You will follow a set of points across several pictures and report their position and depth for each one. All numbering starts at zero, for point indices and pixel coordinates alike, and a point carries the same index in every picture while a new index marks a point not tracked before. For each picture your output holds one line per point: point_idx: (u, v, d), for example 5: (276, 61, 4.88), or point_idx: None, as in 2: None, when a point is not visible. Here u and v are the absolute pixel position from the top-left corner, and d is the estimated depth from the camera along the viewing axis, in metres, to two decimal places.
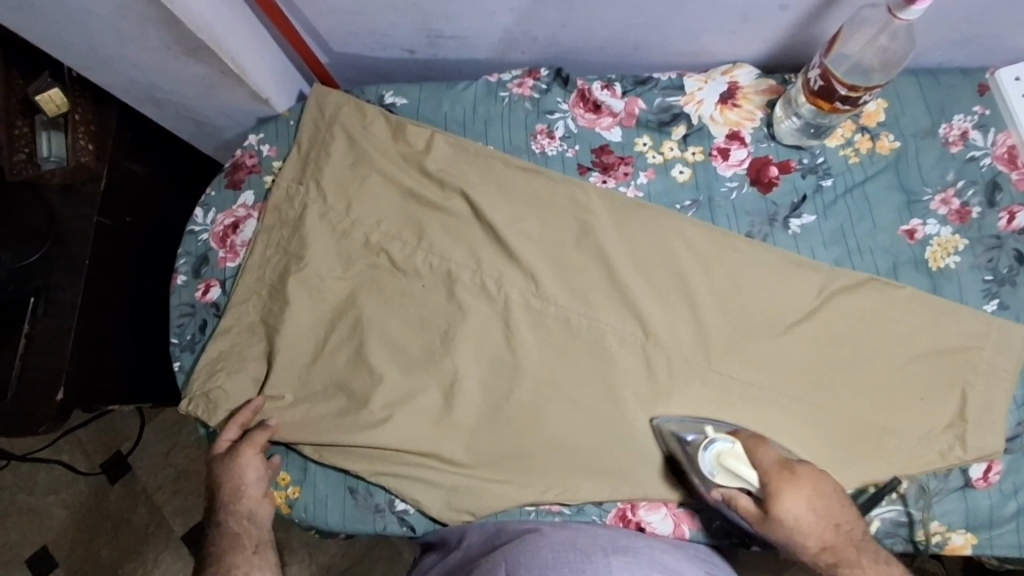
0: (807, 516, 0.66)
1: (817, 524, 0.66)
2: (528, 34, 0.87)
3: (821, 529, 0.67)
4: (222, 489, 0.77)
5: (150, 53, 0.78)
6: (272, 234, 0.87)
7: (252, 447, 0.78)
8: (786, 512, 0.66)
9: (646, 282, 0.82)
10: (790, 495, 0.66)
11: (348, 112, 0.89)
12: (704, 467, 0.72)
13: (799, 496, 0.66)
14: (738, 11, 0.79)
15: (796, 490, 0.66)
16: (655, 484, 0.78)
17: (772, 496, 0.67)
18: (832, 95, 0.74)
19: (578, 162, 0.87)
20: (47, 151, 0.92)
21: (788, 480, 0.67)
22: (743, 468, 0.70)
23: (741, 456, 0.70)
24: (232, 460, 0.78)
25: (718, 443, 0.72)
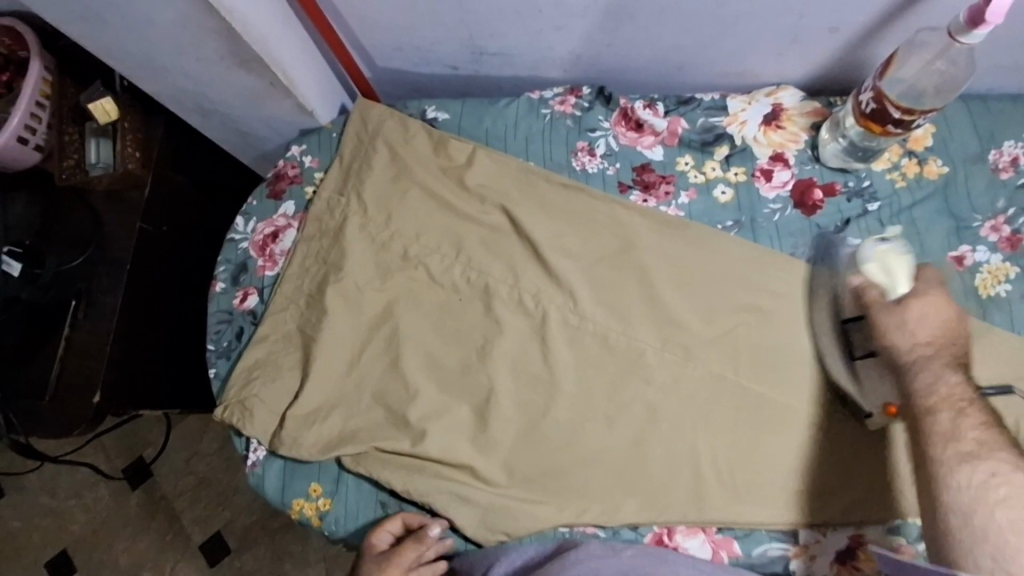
0: (932, 320, 0.70)
1: (931, 325, 0.70)
2: (573, 52, 0.87)
3: (934, 331, 0.70)
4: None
5: (204, 64, 0.80)
6: (312, 244, 0.88)
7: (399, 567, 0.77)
8: (915, 303, 0.71)
9: (687, 300, 0.81)
10: (937, 304, 0.71)
11: (391, 126, 0.90)
12: (861, 250, 0.76)
13: (932, 303, 0.71)
14: (786, 33, 0.79)
15: (934, 292, 0.72)
16: (694, 510, 0.76)
17: (912, 292, 0.72)
18: (886, 118, 0.74)
19: (619, 179, 0.86)
20: (97, 158, 0.95)
21: (930, 287, 0.73)
22: (901, 273, 0.74)
23: (900, 256, 0.74)
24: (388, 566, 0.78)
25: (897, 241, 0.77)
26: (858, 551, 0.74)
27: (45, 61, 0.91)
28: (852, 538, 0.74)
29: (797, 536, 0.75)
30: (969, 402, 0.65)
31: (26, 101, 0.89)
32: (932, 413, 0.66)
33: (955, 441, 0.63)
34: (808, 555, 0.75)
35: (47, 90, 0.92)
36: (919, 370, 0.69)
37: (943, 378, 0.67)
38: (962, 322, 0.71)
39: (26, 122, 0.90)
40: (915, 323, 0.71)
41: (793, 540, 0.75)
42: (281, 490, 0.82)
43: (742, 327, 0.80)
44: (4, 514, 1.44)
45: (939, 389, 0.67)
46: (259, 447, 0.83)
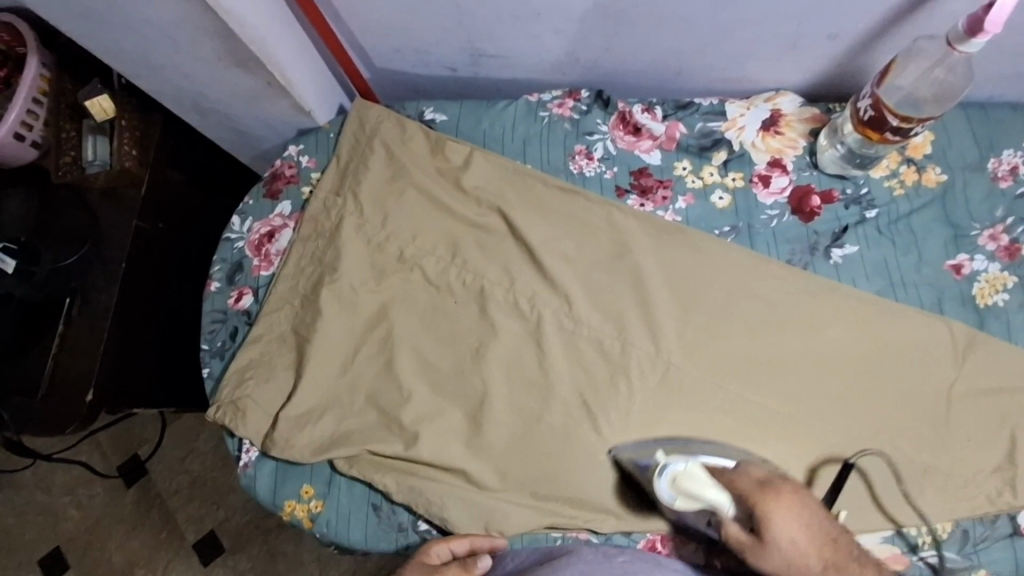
0: (813, 524, 0.64)
1: (809, 542, 0.63)
2: (571, 56, 0.87)
3: (815, 547, 0.63)
4: None
5: (201, 63, 0.79)
6: (307, 244, 0.88)
7: None
8: (774, 535, 0.63)
9: (682, 307, 0.81)
10: (784, 514, 0.64)
11: (388, 127, 0.89)
12: (663, 496, 0.70)
13: (785, 518, 0.64)
14: (786, 38, 0.79)
15: (784, 510, 0.64)
16: (686, 516, 0.76)
17: (762, 522, 0.64)
18: (883, 126, 0.73)
19: (616, 183, 0.86)
20: (93, 155, 0.94)
21: (773, 500, 0.65)
22: (708, 489, 0.67)
23: (698, 477, 0.68)
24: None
25: (672, 467, 0.70)
26: None
27: (43, 57, 0.91)
28: None
29: None
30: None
31: (22, 97, 0.88)
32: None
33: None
34: None
35: (44, 87, 0.91)
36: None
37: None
38: (807, 498, 0.66)
39: (22, 119, 0.89)
40: (796, 556, 0.63)
41: None
42: (272, 491, 0.82)
43: (737, 334, 0.80)
44: None
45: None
46: (252, 447, 0.83)
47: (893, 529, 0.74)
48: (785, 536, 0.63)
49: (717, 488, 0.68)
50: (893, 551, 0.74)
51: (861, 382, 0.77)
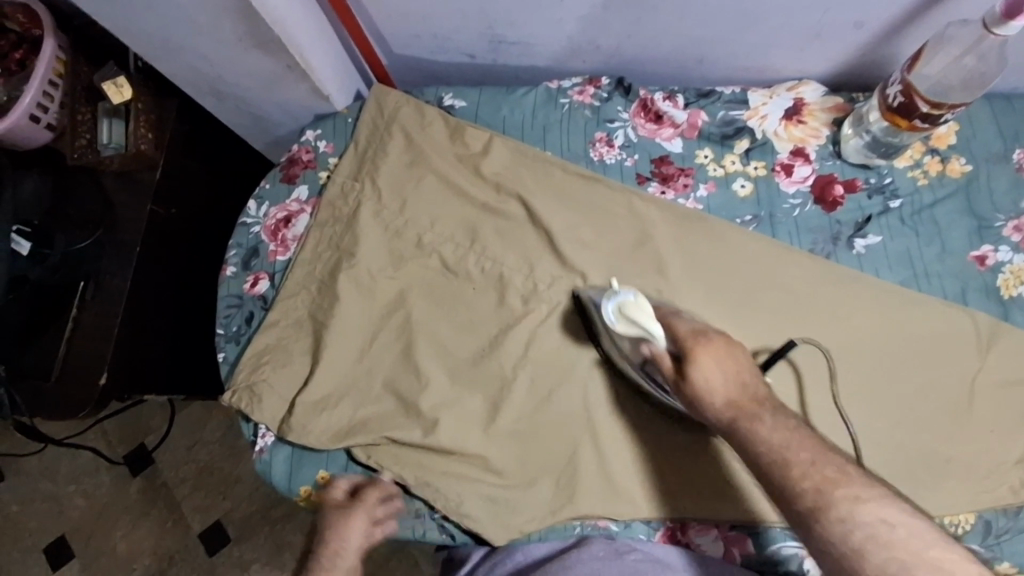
0: (734, 367, 0.62)
1: (725, 383, 0.61)
2: (593, 42, 0.86)
3: (738, 384, 0.61)
4: (328, 544, 0.78)
5: (221, 45, 0.79)
6: (324, 229, 0.87)
7: (365, 514, 0.77)
8: (695, 371, 0.62)
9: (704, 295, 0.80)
10: (706, 353, 0.62)
11: (407, 113, 0.89)
12: (608, 317, 0.71)
13: (710, 358, 0.62)
14: (811, 27, 0.78)
15: (708, 352, 0.62)
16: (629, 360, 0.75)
17: (687, 358, 0.63)
18: (913, 113, 0.73)
19: (637, 171, 0.85)
20: (108, 138, 0.93)
21: (703, 343, 0.63)
22: (650, 321, 0.67)
23: (645, 308, 0.69)
24: (342, 520, 0.77)
25: (622, 296, 0.71)
26: None
27: (58, 39, 0.89)
28: None
29: None
30: (790, 446, 0.55)
31: (37, 79, 0.86)
32: (785, 466, 0.54)
33: (793, 501, 0.52)
34: None
35: (61, 69, 0.90)
36: (738, 434, 0.58)
37: (761, 433, 0.57)
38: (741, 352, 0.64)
39: (38, 102, 0.87)
40: (707, 391, 0.61)
41: None
42: (287, 478, 0.81)
43: (759, 324, 0.79)
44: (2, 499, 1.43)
45: (760, 445, 0.56)
46: (267, 432, 0.83)
47: None
48: (719, 367, 0.62)
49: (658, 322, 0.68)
50: None
51: (884, 373, 0.77)
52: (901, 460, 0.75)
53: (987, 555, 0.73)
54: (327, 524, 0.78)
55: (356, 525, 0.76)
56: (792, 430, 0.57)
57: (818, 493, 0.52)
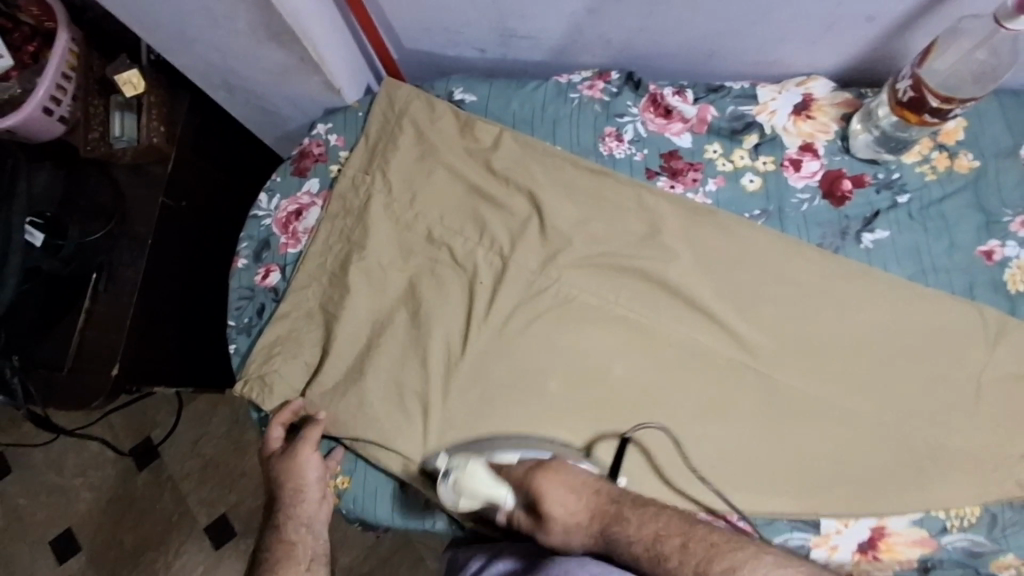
0: (577, 486, 0.73)
1: (574, 506, 0.73)
2: (603, 38, 0.87)
3: (584, 509, 0.73)
4: (284, 488, 0.79)
5: (235, 38, 0.79)
6: (336, 222, 0.87)
7: (309, 449, 0.78)
8: (550, 507, 0.73)
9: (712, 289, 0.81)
10: (542, 481, 0.73)
11: (418, 106, 0.89)
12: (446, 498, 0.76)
13: (556, 493, 0.73)
14: (822, 21, 0.79)
15: (550, 484, 0.73)
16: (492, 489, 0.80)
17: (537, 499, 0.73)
18: (923, 107, 0.74)
19: (646, 165, 0.86)
20: (120, 131, 0.94)
21: (545, 476, 0.74)
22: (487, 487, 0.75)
23: (475, 475, 0.75)
24: (290, 460, 0.78)
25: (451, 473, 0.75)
26: (880, 542, 0.75)
27: (72, 32, 0.90)
28: (874, 530, 0.75)
29: (819, 526, 0.75)
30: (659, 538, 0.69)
31: (51, 73, 0.88)
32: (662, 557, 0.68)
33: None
34: (830, 544, 0.75)
35: (73, 62, 0.91)
36: (616, 542, 0.71)
37: (631, 533, 0.70)
38: (573, 469, 0.75)
39: (51, 94, 0.89)
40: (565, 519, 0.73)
41: (815, 530, 0.75)
42: None
43: (766, 317, 0.80)
44: (9, 491, 1.44)
45: (635, 546, 0.69)
46: None
47: (923, 513, 0.74)
48: (557, 501, 0.73)
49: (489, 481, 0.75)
50: (921, 534, 0.74)
51: (893, 365, 0.77)
52: (909, 453, 0.75)
53: (993, 547, 0.74)
54: (278, 471, 0.79)
55: (306, 459, 0.78)
56: (655, 519, 0.70)
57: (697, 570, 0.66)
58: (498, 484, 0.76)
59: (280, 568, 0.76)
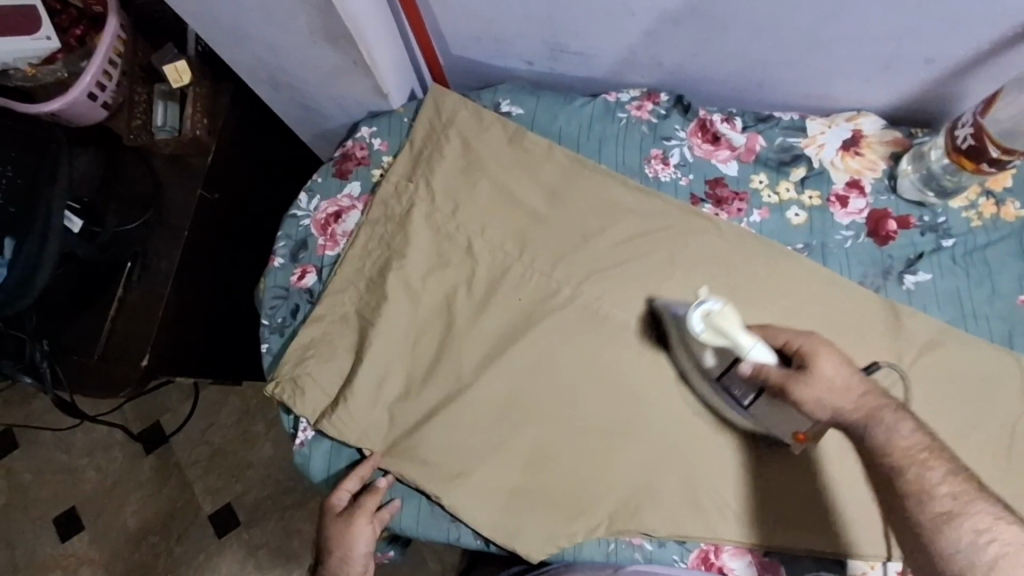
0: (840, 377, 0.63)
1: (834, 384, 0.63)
2: (656, 59, 0.87)
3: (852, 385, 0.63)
4: (334, 551, 0.79)
5: (291, 40, 0.79)
6: (376, 227, 0.87)
7: (366, 516, 0.78)
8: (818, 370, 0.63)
9: (676, 371, 0.80)
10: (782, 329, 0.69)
11: (465, 117, 0.89)
12: (693, 325, 0.69)
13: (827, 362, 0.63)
14: (880, 59, 0.78)
15: (829, 351, 0.64)
16: (726, 379, 0.72)
17: (806, 356, 0.64)
18: (982, 157, 0.74)
19: (691, 191, 0.86)
20: (162, 121, 0.93)
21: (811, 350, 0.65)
22: (739, 333, 0.66)
23: (731, 317, 0.67)
24: (344, 526, 0.78)
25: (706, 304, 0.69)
26: None
27: (120, 18, 0.89)
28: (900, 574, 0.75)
29: (845, 566, 0.75)
30: (926, 460, 0.59)
31: (99, 59, 0.87)
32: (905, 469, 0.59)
33: (929, 501, 0.57)
34: None
35: (120, 48, 0.90)
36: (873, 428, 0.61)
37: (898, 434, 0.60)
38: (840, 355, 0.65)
39: (97, 80, 0.88)
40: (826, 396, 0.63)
41: (842, 570, 0.75)
42: (326, 472, 0.83)
43: None
44: (15, 467, 1.44)
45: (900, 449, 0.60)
46: (308, 426, 0.83)
47: None
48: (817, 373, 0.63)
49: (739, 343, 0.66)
50: None
51: (932, 408, 0.77)
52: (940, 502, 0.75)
53: None
54: (334, 534, 0.79)
55: (359, 527, 0.78)
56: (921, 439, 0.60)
57: (957, 499, 0.57)
58: (742, 345, 0.66)
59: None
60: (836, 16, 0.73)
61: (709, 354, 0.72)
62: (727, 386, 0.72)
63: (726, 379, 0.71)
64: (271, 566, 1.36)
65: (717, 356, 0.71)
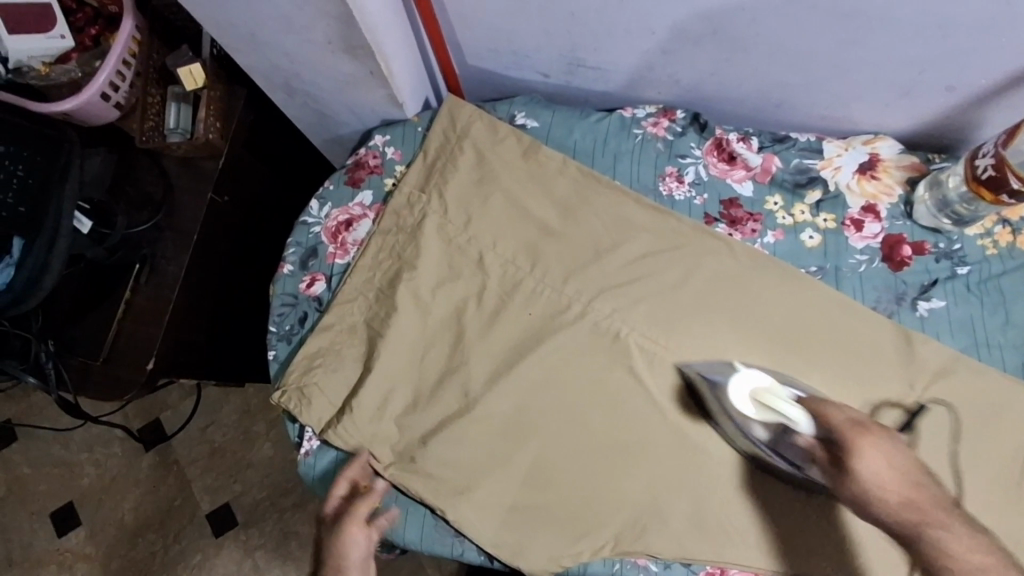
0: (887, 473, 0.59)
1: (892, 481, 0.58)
2: (674, 77, 0.86)
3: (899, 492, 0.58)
4: (327, 563, 0.77)
5: (308, 48, 0.78)
6: (386, 237, 0.87)
7: (358, 522, 0.76)
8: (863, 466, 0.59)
9: (725, 436, 0.78)
10: (833, 407, 0.64)
11: (480, 128, 0.88)
12: (744, 407, 0.69)
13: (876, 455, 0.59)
14: (900, 85, 0.78)
15: (876, 446, 0.60)
16: (782, 448, 0.71)
17: (848, 450, 0.60)
18: (1002, 187, 0.73)
19: (705, 210, 0.85)
20: (175, 122, 0.93)
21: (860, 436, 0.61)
22: (786, 406, 0.66)
23: (777, 394, 0.68)
24: (336, 532, 0.77)
25: (748, 380, 0.70)
26: None
27: (137, 19, 0.89)
28: None
29: None
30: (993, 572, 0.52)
31: (115, 58, 0.86)
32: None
33: None
34: None
35: (135, 49, 0.90)
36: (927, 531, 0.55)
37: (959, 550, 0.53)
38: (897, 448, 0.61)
39: (111, 80, 0.87)
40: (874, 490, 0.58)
41: None
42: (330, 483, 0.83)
43: (817, 374, 0.79)
44: (13, 460, 1.43)
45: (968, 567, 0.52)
46: (314, 436, 0.83)
47: None
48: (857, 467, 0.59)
49: (784, 412, 0.66)
50: None
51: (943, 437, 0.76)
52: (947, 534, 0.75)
53: None
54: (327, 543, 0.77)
55: (351, 533, 0.76)
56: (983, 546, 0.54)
57: None
58: (793, 418, 0.65)
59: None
60: (859, 41, 0.73)
61: (757, 428, 0.71)
62: (782, 450, 0.71)
63: (779, 446, 0.71)
64: (267, 568, 1.35)
65: (767, 427, 0.70)
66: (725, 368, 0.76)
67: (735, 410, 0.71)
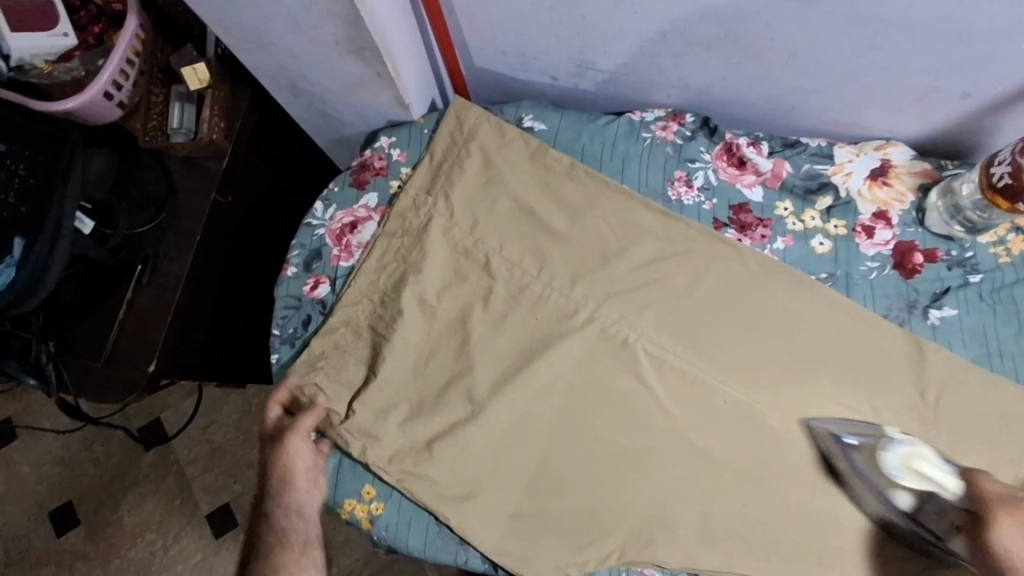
0: None
1: None
2: (684, 80, 0.85)
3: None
4: (271, 476, 0.77)
5: (315, 49, 0.77)
6: (391, 240, 0.86)
7: (296, 432, 0.77)
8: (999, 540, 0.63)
9: (845, 496, 0.75)
10: (983, 476, 0.68)
11: (487, 131, 0.87)
12: (890, 469, 0.70)
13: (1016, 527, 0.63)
14: (915, 91, 0.77)
15: (1015, 519, 0.64)
16: (925, 517, 0.70)
17: (989, 523, 0.64)
18: (1019, 197, 0.72)
19: (715, 216, 0.84)
20: (178, 123, 0.92)
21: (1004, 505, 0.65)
22: (938, 470, 0.68)
23: (924, 455, 0.69)
24: (277, 445, 0.78)
25: (898, 443, 0.70)
26: None
27: (141, 17, 0.88)
28: None
29: None
30: None
31: (118, 57, 0.85)
32: None
33: None
34: None
35: (139, 47, 0.89)
36: None
37: None
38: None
39: (115, 79, 0.86)
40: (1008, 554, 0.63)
41: None
42: (332, 488, 0.81)
43: (827, 382, 0.78)
44: (13, 458, 1.42)
45: None
46: None
47: None
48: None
49: (940, 475, 0.68)
50: None
51: (955, 447, 0.75)
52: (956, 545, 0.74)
53: None
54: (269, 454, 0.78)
55: (291, 443, 0.77)
56: None
57: None
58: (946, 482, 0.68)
59: (273, 553, 0.74)
60: (875, 46, 0.72)
61: (901, 496, 0.70)
62: (921, 518, 0.70)
63: (921, 515, 0.70)
64: None
65: (911, 496, 0.70)
66: (867, 430, 0.74)
67: (880, 476, 0.71)
